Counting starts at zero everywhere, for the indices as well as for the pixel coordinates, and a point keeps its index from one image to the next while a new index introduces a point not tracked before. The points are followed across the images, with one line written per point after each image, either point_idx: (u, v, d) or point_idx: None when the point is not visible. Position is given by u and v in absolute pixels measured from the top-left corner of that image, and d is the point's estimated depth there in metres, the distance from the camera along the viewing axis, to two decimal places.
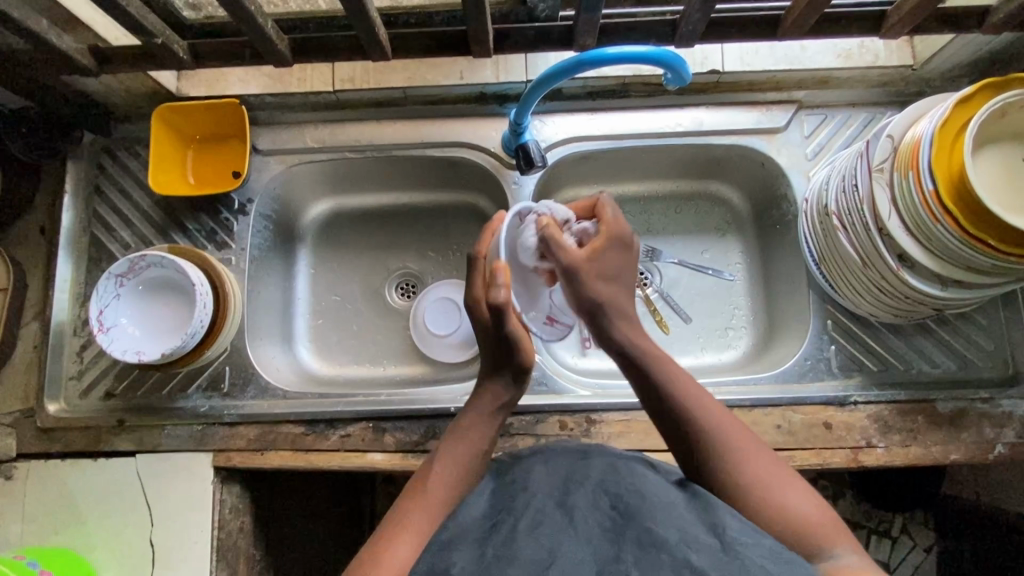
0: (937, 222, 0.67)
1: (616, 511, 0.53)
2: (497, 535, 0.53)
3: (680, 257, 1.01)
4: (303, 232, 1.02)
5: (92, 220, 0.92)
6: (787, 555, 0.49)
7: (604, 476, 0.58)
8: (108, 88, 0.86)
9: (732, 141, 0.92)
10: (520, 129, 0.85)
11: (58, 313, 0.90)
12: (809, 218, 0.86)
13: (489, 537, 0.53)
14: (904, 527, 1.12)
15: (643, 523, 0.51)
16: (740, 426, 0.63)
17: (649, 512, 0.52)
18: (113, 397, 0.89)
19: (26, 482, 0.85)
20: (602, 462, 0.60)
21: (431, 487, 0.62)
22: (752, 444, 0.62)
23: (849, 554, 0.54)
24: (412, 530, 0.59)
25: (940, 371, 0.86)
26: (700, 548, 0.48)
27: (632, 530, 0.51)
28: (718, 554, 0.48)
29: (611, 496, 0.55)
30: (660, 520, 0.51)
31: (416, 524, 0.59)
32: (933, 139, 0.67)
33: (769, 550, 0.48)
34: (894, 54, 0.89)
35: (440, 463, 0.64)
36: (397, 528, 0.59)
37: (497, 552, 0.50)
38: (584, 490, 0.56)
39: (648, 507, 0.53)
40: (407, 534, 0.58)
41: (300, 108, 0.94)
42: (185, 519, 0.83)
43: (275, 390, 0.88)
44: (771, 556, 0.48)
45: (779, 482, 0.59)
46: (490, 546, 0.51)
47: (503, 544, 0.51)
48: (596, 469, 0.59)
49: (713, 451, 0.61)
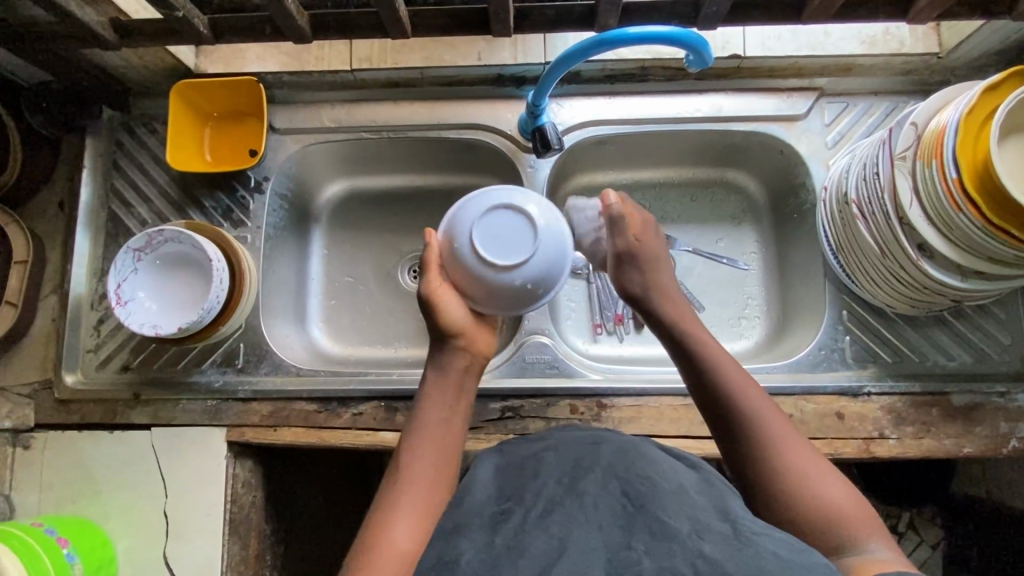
0: (959, 211, 0.66)
1: (627, 497, 0.53)
2: (508, 521, 0.53)
3: (695, 245, 1.00)
4: (317, 212, 1.02)
5: (110, 196, 0.93)
6: (799, 543, 0.49)
7: (614, 460, 0.58)
8: (127, 63, 0.86)
9: (751, 127, 0.91)
10: (537, 111, 0.84)
11: (77, 288, 0.91)
12: (828, 206, 0.85)
13: (500, 523, 0.53)
14: (912, 523, 1.13)
15: (654, 513, 0.51)
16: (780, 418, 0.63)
17: (660, 501, 0.52)
18: (128, 370, 0.90)
19: (43, 452, 0.86)
20: (612, 448, 0.60)
21: (415, 467, 0.64)
22: (789, 432, 0.62)
23: (885, 548, 0.54)
24: (406, 514, 0.60)
25: (957, 364, 0.84)
26: (711, 538, 0.48)
27: (643, 519, 0.51)
28: (730, 541, 0.48)
29: (621, 481, 0.55)
30: (670, 510, 0.51)
31: (406, 512, 0.60)
32: (959, 127, 0.66)
33: (782, 541, 0.48)
34: (920, 41, 0.86)
35: (410, 443, 0.67)
36: (391, 517, 0.60)
37: (508, 543, 0.50)
38: (595, 476, 0.56)
39: (659, 495, 0.53)
40: (403, 518, 0.60)
41: (318, 87, 0.94)
42: (198, 492, 0.84)
43: (289, 366, 0.89)
44: (785, 546, 0.47)
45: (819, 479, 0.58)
46: (501, 530, 0.52)
47: (513, 535, 0.51)
48: (606, 454, 0.59)
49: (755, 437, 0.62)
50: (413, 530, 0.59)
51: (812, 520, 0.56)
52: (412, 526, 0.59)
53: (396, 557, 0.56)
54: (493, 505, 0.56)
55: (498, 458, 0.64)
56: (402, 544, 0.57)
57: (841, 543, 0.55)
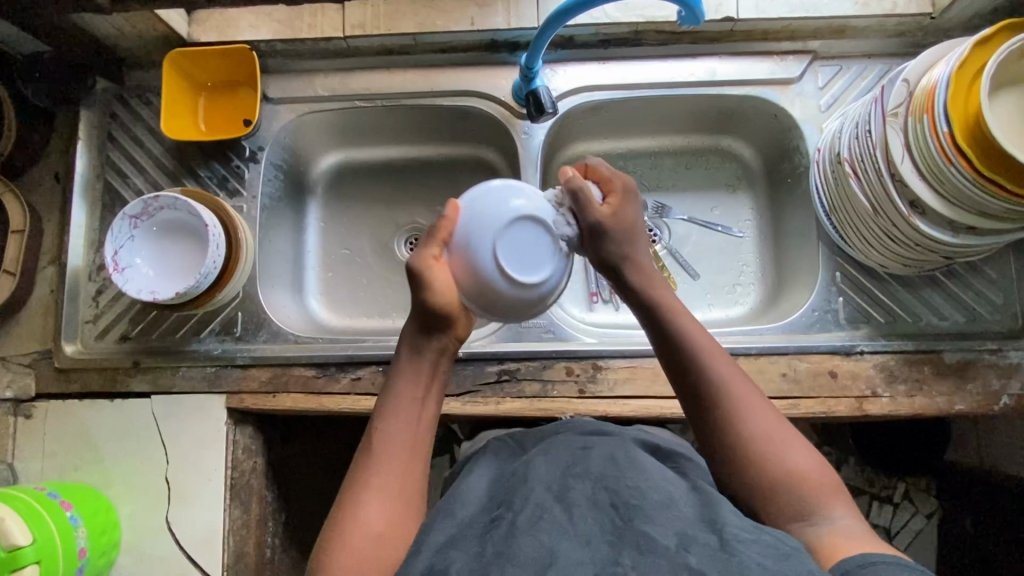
0: (950, 164, 0.67)
1: (615, 510, 0.54)
2: (498, 528, 0.54)
3: (689, 213, 1.01)
4: (313, 184, 1.02)
5: (105, 167, 0.93)
6: (785, 549, 0.49)
7: (604, 470, 0.59)
8: (120, 31, 0.86)
9: (745, 92, 0.91)
10: (531, 75, 0.84)
11: (74, 259, 0.91)
12: (822, 168, 0.85)
13: (489, 531, 0.54)
14: (907, 493, 1.16)
15: (641, 527, 0.51)
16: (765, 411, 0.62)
17: (647, 513, 0.53)
18: (128, 339, 0.90)
19: (45, 421, 0.87)
20: (602, 454, 0.62)
21: (383, 449, 0.62)
22: (759, 408, 0.62)
23: (847, 517, 0.56)
24: (376, 496, 0.59)
25: (949, 324, 0.85)
26: (698, 551, 0.48)
27: (630, 534, 0.51)
28: (716, 553, 0.48)
29: (610, 492, 0.56)
30: (657, 524, 0.52)
31: (382, 490, 0.60)
32: (950, 82, 0.67)
33: (766, 549, 0.49)
34: (913, 1, 0.86)
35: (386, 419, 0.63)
36: (366, 495, 0.59)
37: (497, 550, 0.51)
38: (584, 484, 0.57)
39: (647, 505, 0.54)
40: (377, 500, 0.59)
41: (311, 56, 0.94)
42: (199, 458, 0.85)
43: (287, 334, 0.90)
44: (772, 556, 0.48)
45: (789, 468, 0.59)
46: (491, 538, 0.53)
47: (503, 540, 0.52)
48: (596, 461, 0.60)
49: (724, 413, 0.62)
50: (388, 509, 0.59)
51: (771, 495, 0.58)
52: (386, 506, 0.59)
53: (370, 539, 0.57)
54: (484, 516, 0.57)
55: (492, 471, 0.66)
56: (375, 525, 0.57)
57: (799, 516, 0.57)
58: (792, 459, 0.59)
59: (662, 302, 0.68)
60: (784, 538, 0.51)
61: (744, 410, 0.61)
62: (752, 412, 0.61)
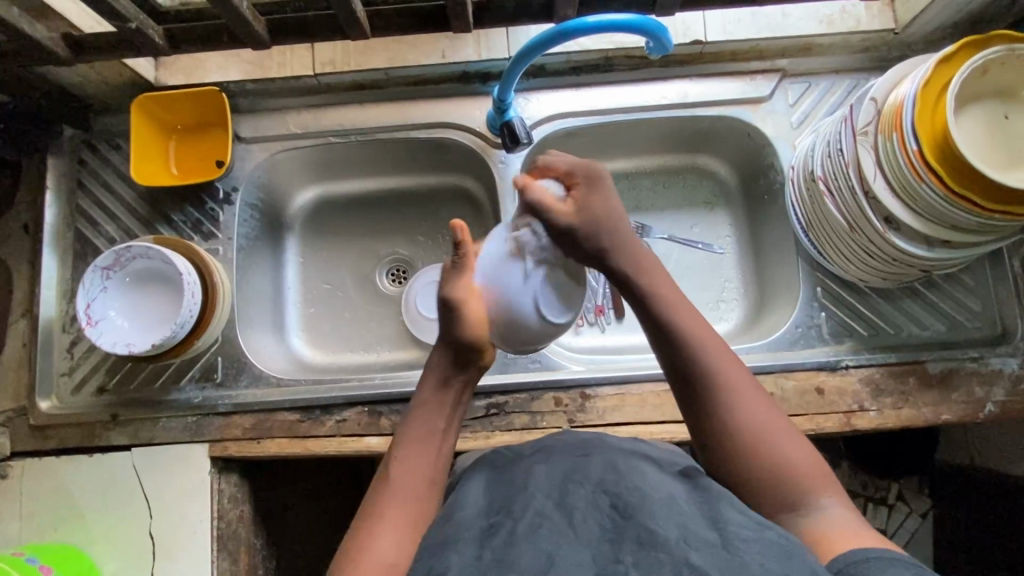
0: (922, 181, 0.67)
1: (616, 510, 0.53)
2: (496, 534, 0.53)
3: (670, 232, 1.01)
4: (290, 220, 1.01)
5: (75, 215, 0.91)
6: (790, 547, 0.49)
7: (604, 474, 0.57)
8: (85, 79, 0.85)
9: (718, 112, 0.92)
10: (504, 106, 0.84)
11: (47, 311, 0.89)
12: (796, 186, 0.86)
13: (488, 535, 0.53)
14: (901, 494, 1.15)
15: (643, 522, 0.51)
16: (766, 406, 0.61)
17: (649, 511, 0.52)
18: (105, 391, 0.88)
19: (21, 481, 0.84)
20: (602, 459, 0.60)
21: (401, 476, 0.62)
22: (746, 377, 0.62)
23: (835, 505, 0.56)
24: (391, 525, 0.58)
25: (930, 334, 0.86)
26: (699, 547, 0.48)
27: (632, 530, 0.51)
28: (718, 551, 0.48)
29: (611, 496, 0.54)
30: (659, 518, 0.51)
31: (395, 519, 0.59)
32: (915, 100, 0.68)
33: (770, 546, 0.48)
34: (876, 18, 0.88)
35: (404, 445, 0.64)
36: (378, 524, 0.59)
37: (496, 556, 0.50)
38: (584, 488, 0.55)
39: (648, 506, 0.52)
40: (389, 529, 0.58)
41: (281, 94, 0.93)
42: (184, 510, 0.83)
43: (269, 378, 0.88)
44: (774, 555, 0.47)
45: (790, 452, 0.58)
46: (489, 544, 0.52)
47: (502, 547, 0.51)
48: (597, 467, 0.58)
49: (716, 392, 0.61)
50: (399, 540, 0.58)
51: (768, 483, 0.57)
52: (397, 537, 0.58)
53: (380, 568, 0.55)
54: (481, 519, 0.56)
55: (490, 471, 0.63)
56: (386, 554, 0.56)
57: (794, 499, 0.56)
58: (786, 454, 0.58)
59: (656, 291, 0.65)
60: (788, 536, 0.50)
61: (735, 399, 0.60)
62: (741, 394, 0.61)
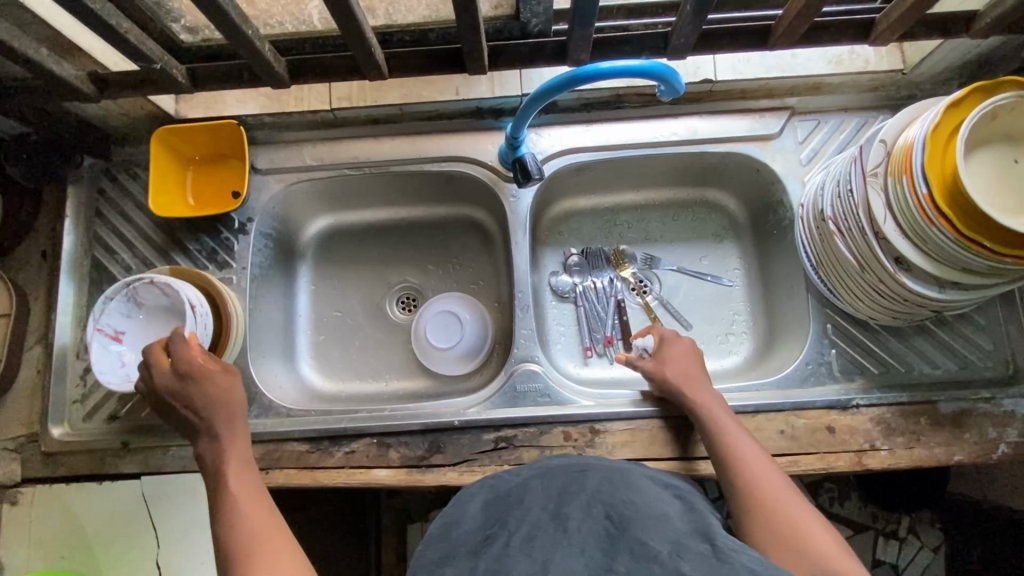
0: (933, 226, 0.67)
1: (610, 521, 0.55)
2: (492, 545, 0.54)
3: (679, 264, 1.02)
4: (302, 248, 1.02)
5: (92, 243, 0.93)
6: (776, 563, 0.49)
7: (602, 488, 0.60)
8: (107, 112, 0.87)
9: (726, 148, 0.93)
10: (516, 143, 0.85)
11: (61, 338, 0.90)
12: (805, 223, 0.87)
13: (482, 549, 0.54)
14: (912, 527, 1.14)
15: (635, 536, 0.53)
16: (789, 493, 0.67)
17: (641, 526, 0.54)
18: (117, 419, 0.89)
19: (29, 508, 0.85)
20: (599, 476, 0.62)
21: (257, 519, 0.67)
22: (767, 468, 0.70)
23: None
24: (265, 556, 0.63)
25: (941, 372, 0.86)
26: (690, 557, 0.50)
27: (624, 541, 0.52)
28: (708, 560, 0.49)
29: (606, 507, 0.57)
30: (651, 533, 0.53)
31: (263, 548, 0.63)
32: (925, 143, 0.68)
33: (758, 559, 0.49)
34: (885, 58, 0.89)
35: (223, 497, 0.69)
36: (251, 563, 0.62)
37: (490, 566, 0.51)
38: (580, 501, 0.58)
39: (641, 522, 0.55)
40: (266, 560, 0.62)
41: (297, 127, 0.95)
42: (191, 540, 0.83)
43: (279, 408, 0.88)
44: (762, 562, 0.49)
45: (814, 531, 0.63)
46: (484, 554, 0.53)
47: (495, 559, 0.52)
48: (594, 482, 0.61)
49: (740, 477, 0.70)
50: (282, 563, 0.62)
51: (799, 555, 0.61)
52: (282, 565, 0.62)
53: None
54: (479, 532, 0.57)
55: (487, 493, 0.64)
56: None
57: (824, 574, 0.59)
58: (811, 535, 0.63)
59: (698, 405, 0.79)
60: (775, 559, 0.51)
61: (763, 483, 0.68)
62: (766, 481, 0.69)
